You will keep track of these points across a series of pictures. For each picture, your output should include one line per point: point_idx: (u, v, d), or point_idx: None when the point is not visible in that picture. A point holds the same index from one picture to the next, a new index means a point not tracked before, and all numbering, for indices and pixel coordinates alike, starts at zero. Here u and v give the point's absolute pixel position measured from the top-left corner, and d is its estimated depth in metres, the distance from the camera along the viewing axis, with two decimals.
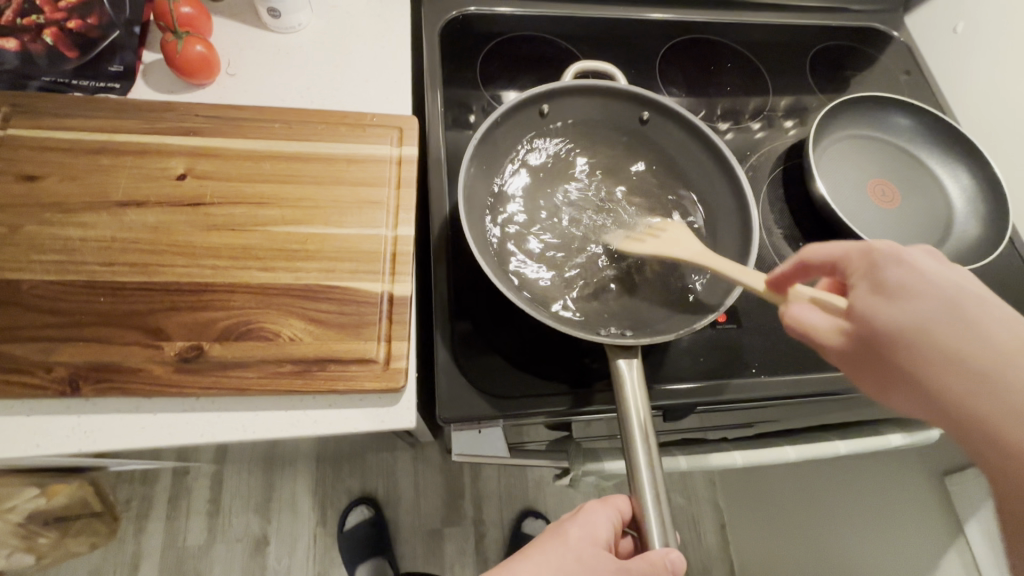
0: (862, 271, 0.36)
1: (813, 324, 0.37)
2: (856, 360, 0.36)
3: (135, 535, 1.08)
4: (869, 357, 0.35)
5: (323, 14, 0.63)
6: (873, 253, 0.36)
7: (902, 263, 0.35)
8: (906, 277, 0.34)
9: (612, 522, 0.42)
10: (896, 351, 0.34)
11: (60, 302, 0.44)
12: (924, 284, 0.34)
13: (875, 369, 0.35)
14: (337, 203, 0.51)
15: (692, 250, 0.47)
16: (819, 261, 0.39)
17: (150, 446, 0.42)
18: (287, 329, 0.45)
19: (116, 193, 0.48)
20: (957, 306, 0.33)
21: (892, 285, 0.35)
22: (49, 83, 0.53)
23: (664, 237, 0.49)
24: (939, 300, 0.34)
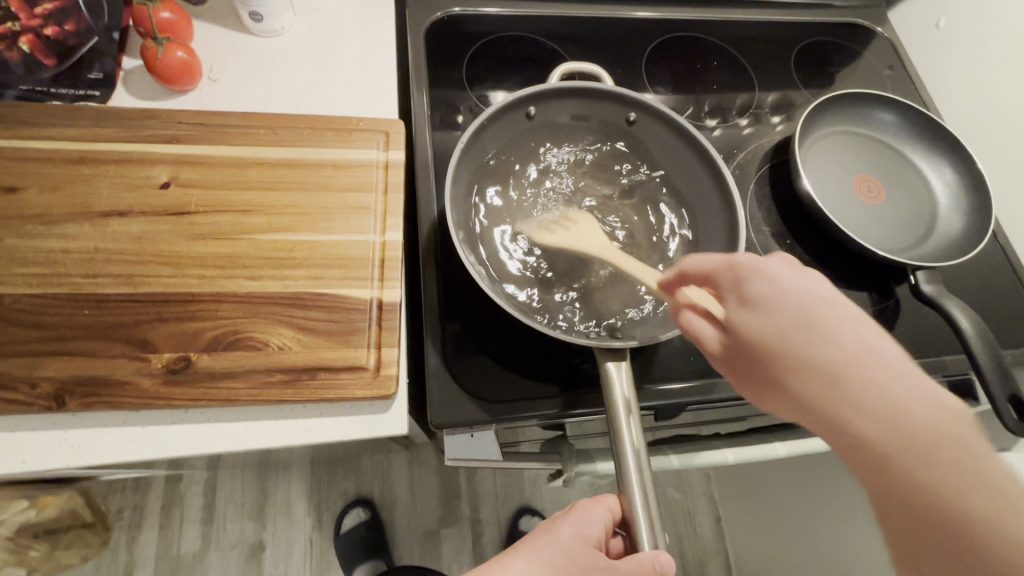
0: (730, 284, 0.37)
1: (699, 335, 0.38)
2: (734, 368, 0.36)
3: (128, 545, 1.07)
4: (743, 366, 0.36)
5: (307, 17, 0.62)
6: (738, 268, 0.37)
7: (762, 275, 0.36)
8: (767, 290, 0.35)
9: (604, 522, 0.42)
10: (763, 359, 0.35)
11: (42, 316, 0.43)
12: (781, 294, 0.35)
13: (751, 377, 0.36)
14: (324, 209, 0.50)
15: (597, 244, 0.50)
16: (696, 272, 0.38)
17: (139, 459, 0.42)
18: (276, 338, 0.45)
19: (98, 203, 0.48)
20: (812, 314, 0.34)
21: (755, 299, 0.35)
22: (26, 92, 0.51)
23: (573, 229, 0.51)
24: (796, 308, 0.35)
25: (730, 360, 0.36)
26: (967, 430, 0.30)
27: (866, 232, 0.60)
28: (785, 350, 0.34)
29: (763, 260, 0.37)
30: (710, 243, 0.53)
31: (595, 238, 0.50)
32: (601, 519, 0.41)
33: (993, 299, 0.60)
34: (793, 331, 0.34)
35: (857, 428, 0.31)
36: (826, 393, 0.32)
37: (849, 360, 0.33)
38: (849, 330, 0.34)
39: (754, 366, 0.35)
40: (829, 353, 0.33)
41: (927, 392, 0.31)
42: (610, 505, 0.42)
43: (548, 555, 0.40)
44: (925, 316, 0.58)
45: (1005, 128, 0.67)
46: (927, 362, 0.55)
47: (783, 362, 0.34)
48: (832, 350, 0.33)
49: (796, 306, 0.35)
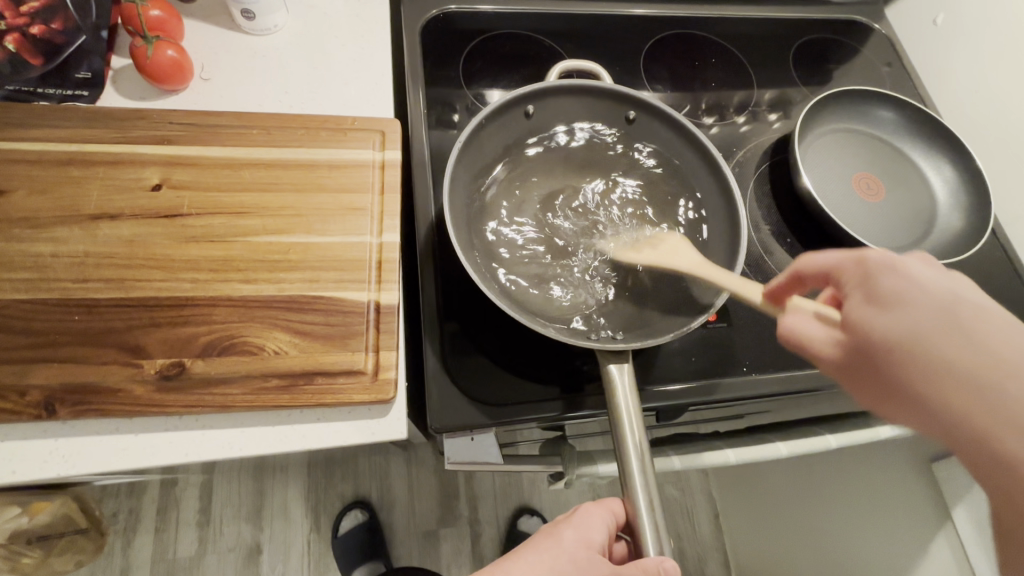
0: (857, 283, 0.37)
1: (814, 335, 0.38)
2: (853, 371, 0.36)
3: (123, 550, 1.06)
4: (866, 368, 0.36)
5: (300, 14, 0.61)
6: (866, 263, 0.37)
7: (896, 274, 0.36)
8: (901, 288, 0.36)
9: (607, 526, 0.41)
10: (892, 360, 0.35)
11: (32, 321, 0.42)
12: (918, 296, 0.35)
13: (874, 378, 0.35)
14: (319, 210, 0.49)
15: (691, 260, 0.48)
16: (812, 270, 0.39)
17: (132, 468, 0.41)
18: (272, 342, 0.44)
19: (87, 206, 0.46)
20: (950, 318, 0.34)
21: (886, 296, 0.36)
22: (11, 92, 0.50)
23: (662, 248, 0.51)
24: (931, 311, 0.35)
25: (852, 362, 0.36)
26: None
27: (866, 231, 0.60)
28: (919, 354, 0.34)
29: (896, 255, 0.37)
30: (712, 242, 0.52)
31: (687, 255, 0.49)
32: (605, 524, 0.41)
33: (992, 297, 0.60)
34: (931, 335, 0.34)
35: (1003, 439, 0.31)
36: (964, 400, 0.32)
37: (1003, 371, 0.32)
38: (1000, 341, 0.33)
39: (880, 367, 0.35)
40: (966, 361, 0.33)
41: None
42: (615, 509, 0.42)
43: (550, 560, 0.39)
44: None
45: (1003, 126, 0.66)
46: None
47: (914, 365, 0.34)
48: (970, 358, 0.33)
49: (936, 308, 0.35)
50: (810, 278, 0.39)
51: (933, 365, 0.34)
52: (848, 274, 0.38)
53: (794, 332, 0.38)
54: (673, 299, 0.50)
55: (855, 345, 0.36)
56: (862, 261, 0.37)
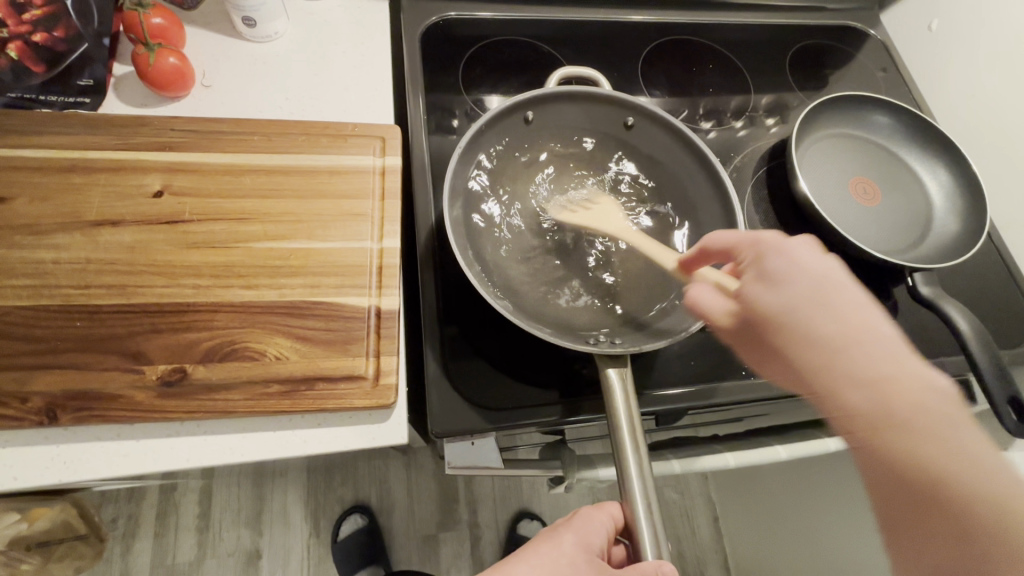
0: (754, 263, 0.43)
1: (712, 307, 0.42)
2: (744, 337, 0.42)
3: (123, 555, 1.06)
4: (755, 335, 0.42)
5: (301, 21, 0.62)
6: (761, 245, 0.42)
7: (784, 255, 0.42)
8: (786, 267, 0.41)
9: (606, 530, 0.41)
10: (775, 329, 0.41)
11: (33, 328, 0.42)
12: (798, 275, 0.41)
13: (759, 345, 0.42)
14: (321, 216, 0.50)
15: (616, 226, 0.53)
16: (717, 249, 0.43)
17: (134, 473, 0.41)
18: (273, 348, 0.44)
19: (89, 213, 0.47)
20: (818, 295, 0.41)
21: (774, 274, 0.41)
22: (15, 99, 0.51)
23: (594, 210, 0.55)
24: (806, 289, 0.41)
25: (741, 329, 0.42)
26: (944, 406, 0.37)
27: (863, 236, 0.60)
28: (795, 324, 0.40)
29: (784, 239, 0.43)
30: None
31: (615, 220, 0.54)
32: (605, 528, 0.41)
33: (989, 299, 0.60)
34: (802, 309, 0.41)
35: (850, 393, 0.38)
36: (823, 364, 0.39)
37: (853, 336, 0.40)
38: (853, 312, 0.41)
39: (760, 332, 0.41)
40: (827, 333, 0.40)
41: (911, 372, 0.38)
42: (614, 513, 0.42)
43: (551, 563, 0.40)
44: (922, 317, 0.58)
45: (998, 131, 0.67)
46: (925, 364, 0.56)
47: (790, 335, 0.40)
48: (832, 330, 0.40)
49: (809, 287, 0.41)
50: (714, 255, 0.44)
51: (806, 336, 0.40)
52: (746, 252, 0.43)
53: (700, 301, 0.42)
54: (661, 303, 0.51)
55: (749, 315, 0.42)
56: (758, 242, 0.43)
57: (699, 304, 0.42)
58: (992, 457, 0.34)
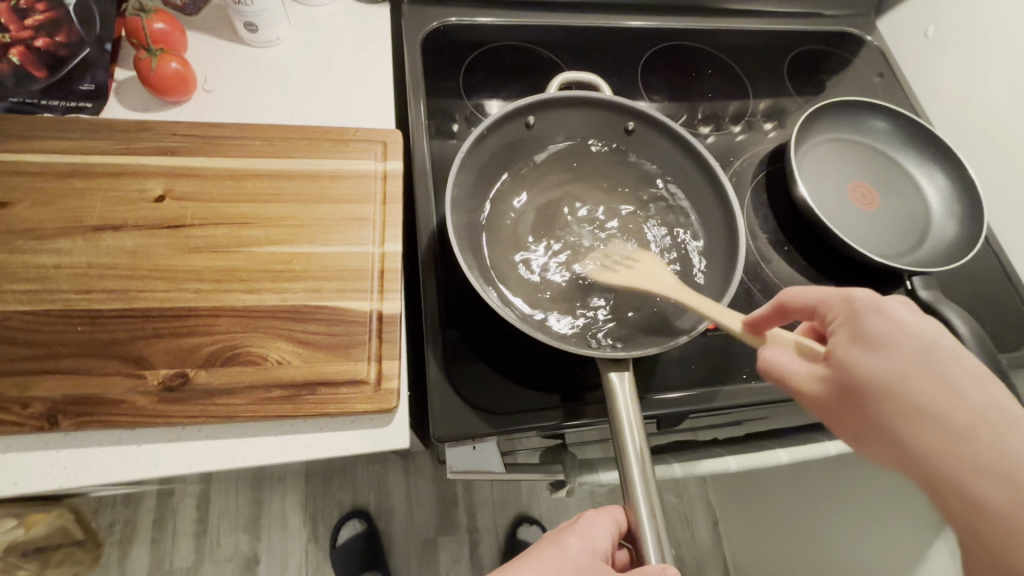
0: (844, 321, 0.35)
1: (793, 367, 0.36)
2: (836, 408, 0.35)
3: (119, 561, 1.05)
4: (849, 406, 0.34)
5: (302, 27, 0.62)
6: (853, 301, 0.35)
7: (882, 315, 0.34)
8: (887, 328, 0.34)
9: (611, 534, 0.41)
10: (873, 400, 0.33)
11: (35, 333, 0.42)
12: (903, 336, 0.34)
13: (853, 416, 0.34)
14: (322, 221, 0.50)
15: (667, 284, 0.47)
16: (800, 304, 0.38)
17: (134, 479, 0.41)
18: (274, 352, 0.44)
19: (90, 217, 0.47)
20: (931, 359, 0.33)
21: (870, 335, 0.34)
22: (16, 104, 0.50)
23: (637, 268, 0.49)
24: (911, 352, 0.33)
25: (833, 397, 0.35)
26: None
27: (862, 240, 0.60)
28: (898, 395, 0.33)
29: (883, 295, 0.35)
30: (711, 250, 0.53)
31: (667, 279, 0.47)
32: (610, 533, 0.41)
33: (987, 303, 0.61)
34: (910, 376, 0.33)
35: (970, 489, 0.30)
36: (933, 442, 0.31)
37: (976, 417, 0.31)
38: (971, 386, 0.32)
39: (857, 403, 0.34)
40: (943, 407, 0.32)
41: None
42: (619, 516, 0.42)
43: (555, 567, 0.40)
44: None
45: (995, 135, 0.68)
46: None
47: (893, 406, 0.33)
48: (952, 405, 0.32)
49: (917, 350, 0.33)
50: (798, 311, 0.38)
51: (914, 410, 0.32)
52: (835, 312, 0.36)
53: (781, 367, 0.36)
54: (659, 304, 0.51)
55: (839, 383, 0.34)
56: (853, 300, 0.36)
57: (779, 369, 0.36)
58: None
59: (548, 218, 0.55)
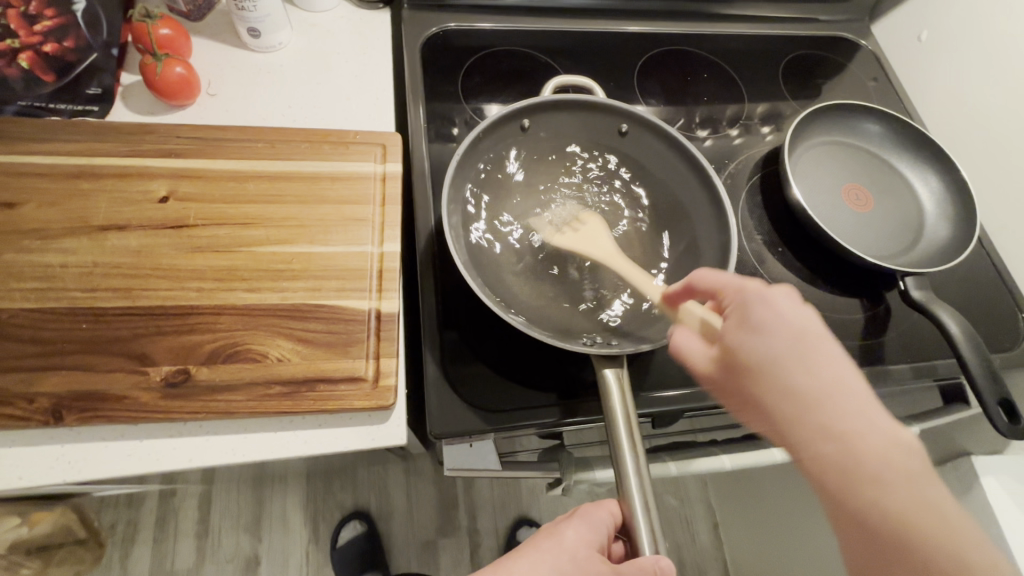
0: (738, 310, 0.41)
1: (693, 352, 0.41)
2: (725, 385, 0.40)
3: (121, 561, 1.06)
4: (737, 385, 0.40)
5: (305, 32, 0.63)
6: (745, 292, 0.40)
7: (766, 305, 0.40)
8: (768, 317, 0.40)
9: (606, 526, 0.42)
10: (755, 379, 0.39)
11: (41, 331, 0.43)
12: (781, 324, 0.39)
13: (738, 392, 0.40)
14: (323, 222, 0.51)
15: (604, 249, 0.52)
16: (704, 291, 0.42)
17: (136, 473, 0.42)
18: (274, 350, 0.45)
19: (96, 218, 0.48)
20: (803, 346, 0.39)
21: (754, 322, 0.40)
22: (25, 108, 0.52)
23: (584, 230, 0.54)
24: (787, 340, 0.39)
25: (724, 376, 0.40)
26: (916, 464, 0.36)
27: (856, 241, 0.61)
28: (776, 376, 0.38)
29: (766, 285, 0.41)
30: (704, 249, 0.53)
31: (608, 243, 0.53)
32: (605, 524, 0.42)
33: (980, 303, 0.61)
34: (783, 362, 0.39)
35: (821, 450, 0.36)
36: (798, 417, 0.37)
37: (830, 390, 0.38)
38: (827, 364, 0.39)
39: (742, 380, 0.39)
40: (806, 388, 0.38)
41: (889, 432, 0.36)
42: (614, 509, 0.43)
43: (551, 557, 0.40)
44: (915, 321, 0.59)
45: (988, 137, 0.68)
46: (918, 367, 0.56)
47: (771, 386, 0.38)
48: (813, 385, 0.38)
49: (789, 334, 0.39)
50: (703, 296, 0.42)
51: (783, 389, 0.38)
52: (731, 299, 0.41)
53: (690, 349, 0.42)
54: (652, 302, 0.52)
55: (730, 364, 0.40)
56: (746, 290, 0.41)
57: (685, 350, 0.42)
58: (955, 515, 0.34)
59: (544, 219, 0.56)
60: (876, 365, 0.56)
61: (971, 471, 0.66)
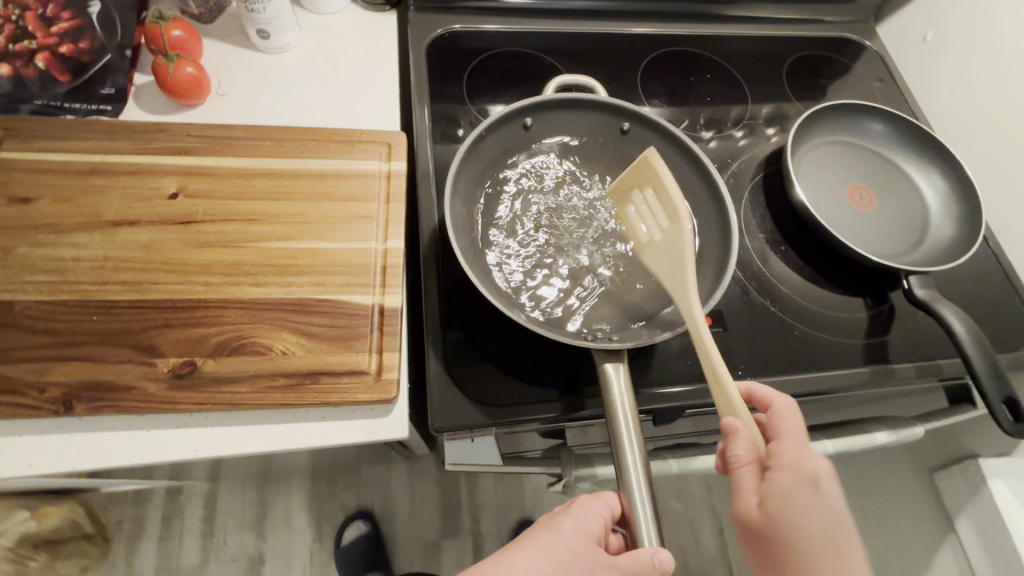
0: (794, 484, 0.39)
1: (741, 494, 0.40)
2: (749, 534, 0.41)
3: (127, 557, 1.07)
4: (762, 543, 0.40)
5: (313, 34, 0.65)
6: (802, 469, 0.40)
7: (818, 490, 0.39)
8: (816, 502, 0.39)
9: (605, 518, 0.42)
10: (784, 551, 0.39)
11: (52, 322, 0.44)
12: (822, 509, 0.39)
13: (760, 547, 0.40)
14: (328, 218, 0.51)
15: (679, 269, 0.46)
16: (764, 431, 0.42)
17: (142, 463, 0.42)
18: (279, 343, 0.46)
19: (108, 213, 0.49)
20: (835, 536, 0.40)
21: (805, 500, 0.39)
22: (41, 106, 0.53)
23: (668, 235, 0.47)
24: (824, 528, 0.39)
25: (756, 533, 0.40)
26: None
27: (859, 240, 0.61)
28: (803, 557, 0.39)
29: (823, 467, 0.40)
30: (706, 244, 0.53)
31: (670, 270, 0.46)
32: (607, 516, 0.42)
33: (986, 303, 0.61)
34: (814, 546, 0.39)
35: None
36: None
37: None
38: (847, 551, 0.40)
39: (770, 547, 0.40)
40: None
41: None
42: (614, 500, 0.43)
43: (549, 547, 0.41)
44: (918, 321, 0.59)
45: (994, 137, 0.68)
46: (922, 366, 0.56)
47: (796, 562, 0.39)
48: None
49: (827, 520, 0.39)
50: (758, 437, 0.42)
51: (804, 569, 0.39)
52: (787, 465, 0.40)
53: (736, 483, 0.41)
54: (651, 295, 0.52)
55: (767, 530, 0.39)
56: (809, 471, 0.40)
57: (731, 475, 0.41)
58: None
59: (544, 214, 0.55)
60: (880, 364, 0.56)
61: (978, 475, 0.65)
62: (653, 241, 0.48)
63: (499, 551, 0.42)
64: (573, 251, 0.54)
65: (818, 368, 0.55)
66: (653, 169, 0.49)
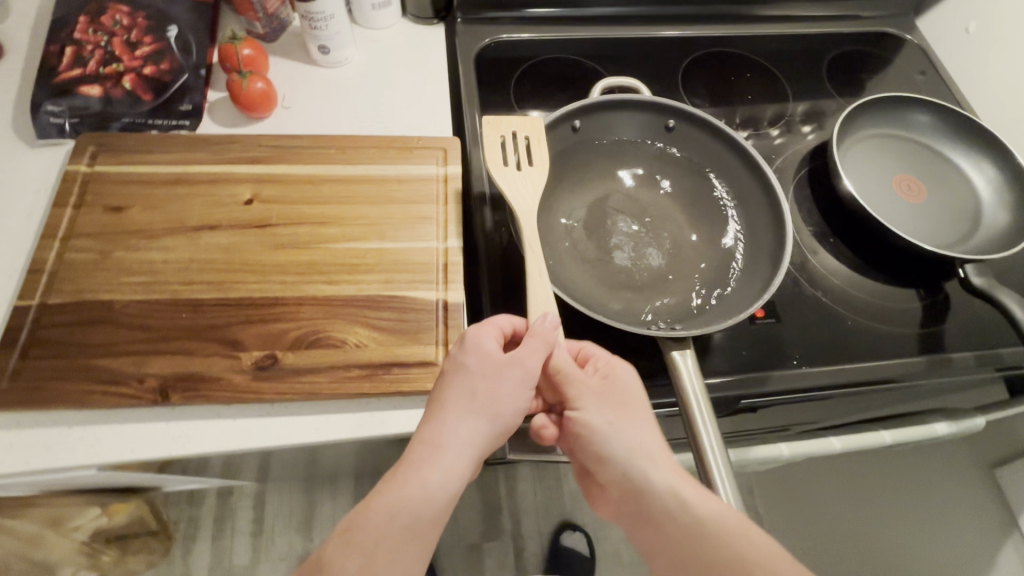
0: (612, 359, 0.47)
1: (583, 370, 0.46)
2: (590, 402, 0.44)
3: (183, 557, 1.11)
4: (604, 404, 0.44)
5: (366, 48, 0.68)
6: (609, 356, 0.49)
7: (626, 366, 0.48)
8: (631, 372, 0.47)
9: (494, 335, 0.44)
10: (620, 400, 0.44)
11: (149, 318, 0.48)
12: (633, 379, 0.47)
13: (605, 404, 0.44)
14: (391, 219, 0.54)
15: (526, 206, 0.51)
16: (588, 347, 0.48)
17: (230, 450, 0.45)
18: (353, 336, 0.48)
19: (191, 219, 0.53)
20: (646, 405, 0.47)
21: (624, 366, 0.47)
22: (128, 123, 0.57)
23: (527, 177, 0.52)
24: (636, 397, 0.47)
25: (603, 391, 0.45)
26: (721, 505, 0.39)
27: (913, 230, 0.61)
28: (631, 398, 0.45)
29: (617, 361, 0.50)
30: (758, 237, 0.55)
31: (524, 202, 0.51)
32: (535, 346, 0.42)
33: None
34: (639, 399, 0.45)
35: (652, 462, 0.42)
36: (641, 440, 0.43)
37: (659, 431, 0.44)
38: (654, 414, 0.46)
39: (613, 398, 0.44)
40: (649, 431, 0.43)
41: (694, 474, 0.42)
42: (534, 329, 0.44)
43: (472, 387, 0.42)
44: (973, 312, 0.59)
45: None
46: (982, 354, 0.56)
47: (628, 406, 0.44)
48: (652, 426, 0.44)
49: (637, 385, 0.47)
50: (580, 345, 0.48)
51: (624, 417, 0.44)
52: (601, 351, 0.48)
53: (559, 370, 0.45)
54: (702, 285, 0.54)
55: (597, 387, 0.45)
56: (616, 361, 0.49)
57: (560, 373, 0.45)
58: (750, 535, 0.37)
59: (595, 212, 0.57)
60: (936, 353, 0.56)
61: None
62: (515, 171, 0.52)
63: (433, 412, 0.42)
64: (626, 248, 0.55)
65: (873, 358, 0.55)
66: (535, 129, 0.54)
